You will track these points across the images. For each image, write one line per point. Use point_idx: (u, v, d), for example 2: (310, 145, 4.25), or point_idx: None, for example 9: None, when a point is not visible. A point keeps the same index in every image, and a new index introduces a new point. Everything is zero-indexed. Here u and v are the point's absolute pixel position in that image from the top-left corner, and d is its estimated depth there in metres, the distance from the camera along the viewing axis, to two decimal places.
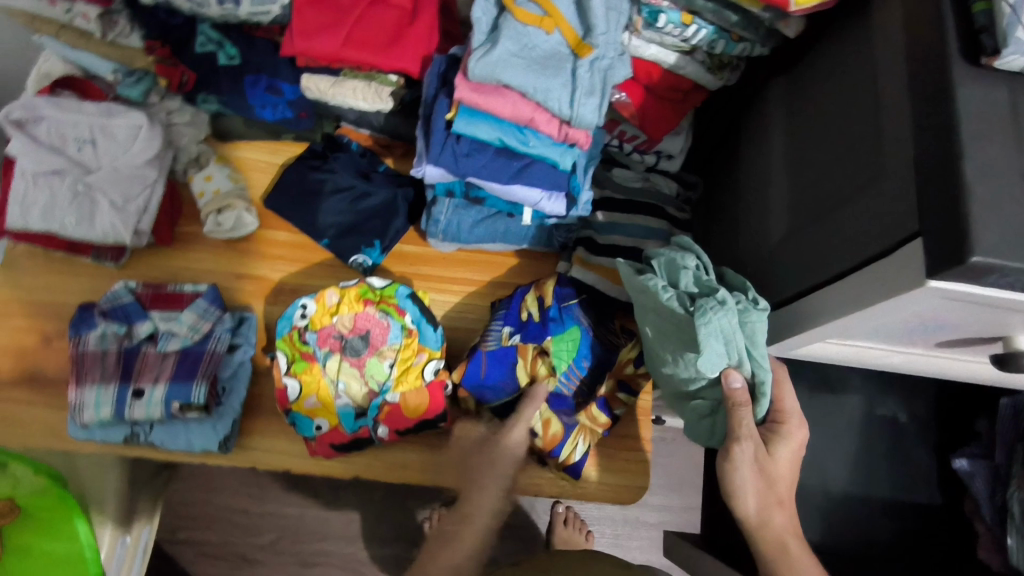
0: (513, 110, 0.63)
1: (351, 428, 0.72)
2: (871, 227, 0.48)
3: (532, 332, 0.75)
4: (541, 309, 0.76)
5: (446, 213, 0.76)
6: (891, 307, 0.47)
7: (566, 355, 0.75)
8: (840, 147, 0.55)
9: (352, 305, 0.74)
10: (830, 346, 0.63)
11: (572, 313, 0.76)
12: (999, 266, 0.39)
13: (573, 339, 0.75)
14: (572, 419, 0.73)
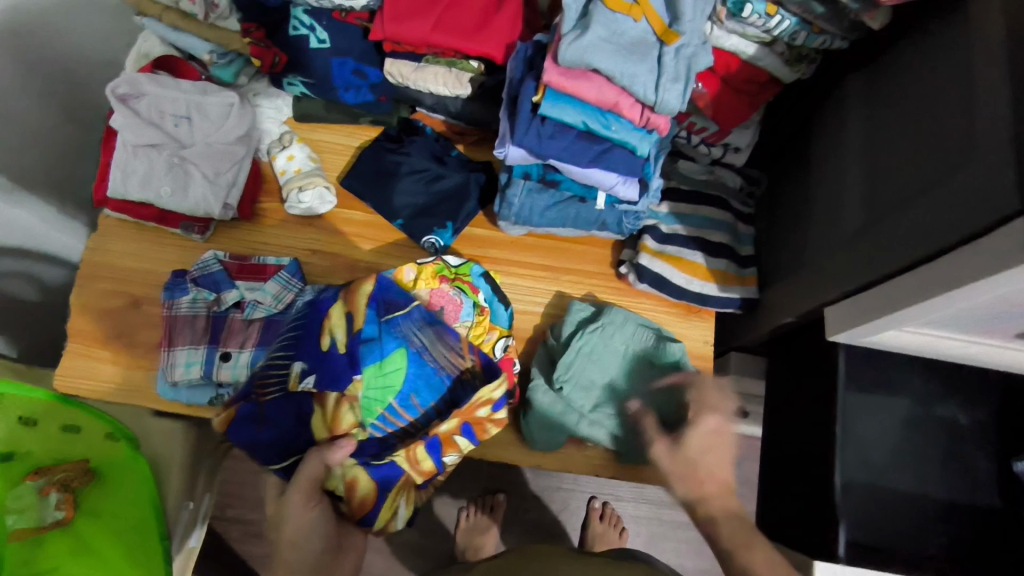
0: (598, 94, 0.65)
1: None
2: (962, 209, 0.49)
3: (330, 362, 0.67)
4: (351, 337, 0.69)
5: (519, 196, 0.78)
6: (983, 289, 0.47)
7: (384, 392, 0.71)
8: (928, 134, 0.56)
9: (429, 281, 0.76)
10: (902, 334, 0.64)
11: (395, 332, 0.71)
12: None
13: (398, 368, 0.71)
14: (383, 465, 0.69)
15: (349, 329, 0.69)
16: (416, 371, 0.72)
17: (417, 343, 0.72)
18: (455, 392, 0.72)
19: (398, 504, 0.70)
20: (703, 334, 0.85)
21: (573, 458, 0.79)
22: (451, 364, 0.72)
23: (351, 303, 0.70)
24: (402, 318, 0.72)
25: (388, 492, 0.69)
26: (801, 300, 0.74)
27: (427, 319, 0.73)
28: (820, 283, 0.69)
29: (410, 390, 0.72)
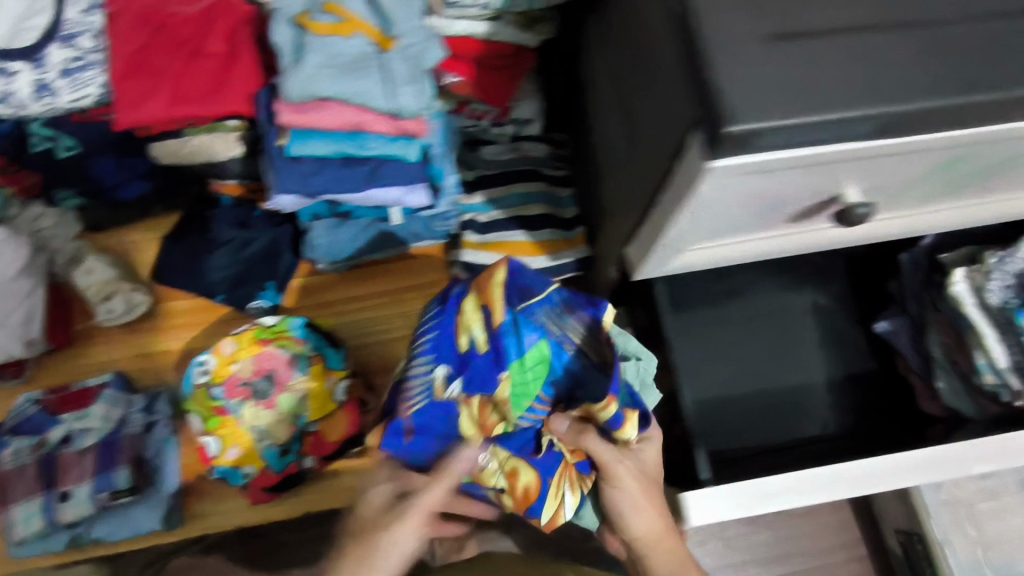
0: (341, 120, 0.64)
1: (277, 467, 0.73)
2: (670, 133, 0.50)
3: (472, 364, 0.57)
4: (490, 331, 0.56)
5: (322, 237, 0.77)
6: (704, 196, 0.50)
7: (531, 388, 0.58)
8: (637, 64, 0.57)
9: (250, 348, 0.74)
10: (699, 256, 0.66)
11: (532, 322, 0.57)
12: (774, 126, 0.41)
13: (535, 361, 0.58)
14: (542, 461, 0.59)
15: (488, 324, 0.56)
16: (557, 360, 0.59)
17: (556, 331, 0.58)
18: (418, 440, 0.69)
19: (564, 497, 0.60)
20: None
21: None
22: (596, 349, 0.59)
23: (489, 295, 0.57)
24: (539, 304, 0.57)
25: (551, 484, 0.59)
26: (613, 249, 0.75)
27: (568, 297, 0.59)
28: (619, 229, 0.70)
29: (556, 378, 0.60)
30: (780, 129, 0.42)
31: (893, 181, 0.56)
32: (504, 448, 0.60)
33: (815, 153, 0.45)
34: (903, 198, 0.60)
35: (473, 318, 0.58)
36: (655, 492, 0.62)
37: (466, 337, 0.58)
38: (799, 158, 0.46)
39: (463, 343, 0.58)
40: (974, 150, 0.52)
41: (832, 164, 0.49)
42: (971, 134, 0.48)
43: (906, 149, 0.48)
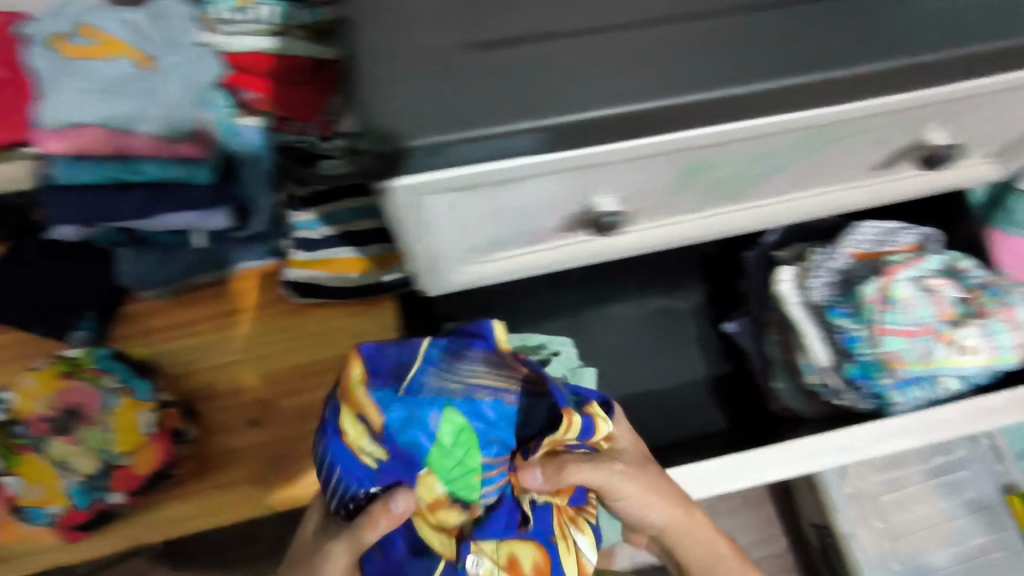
0: (103, 144, 0.62)
1: (84, 504, 0.71)
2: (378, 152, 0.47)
3: (393, 476, 0.53)
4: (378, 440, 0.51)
5: (126, 264, 0.76)
6: (418, 211, 0.51)
7: (467, 461, 0.53)
8: None
9: (51, 384, 0.72)
10: (490, 267, 0.64)
11: (423, 396, 0.52)
12: (431, 143, 0.42)
13: (461, 436, 0.53)
14: (535, 523, 0.54)
15: (371, 433, 0.50)
16: (495, 414, 0.54)
17: (458, 387, 0.53)
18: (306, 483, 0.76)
19: (575, 542, 0.56)
20: (385, 321, 0.82)
21: (287, 494, 0.78)
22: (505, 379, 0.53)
23: (354, 404, 0.50)
24: (422, 371, 0.52)
25: (552, 539, 0.54)
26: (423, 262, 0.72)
27: (450, 350, 0.53)
28: None
29: (489, 433, 0.54)
30: (438, 144, 0.42)
31: (645, 189, 0.54)
32: (489, 538, 0.52)
33: (503, 165, 0.46)
34: (673, 201, 0.59)
35: (354, 433, 0.51)
36: (656, 481, 0.63)
37: (372, 454, 0.52)
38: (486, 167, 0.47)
39: (368, 456, 0.52)
40: (708, 154, 0.52)
41: (548, 176, 0.49)
42: (682, 136, 0.48)
43: (615, 155, 0.48)
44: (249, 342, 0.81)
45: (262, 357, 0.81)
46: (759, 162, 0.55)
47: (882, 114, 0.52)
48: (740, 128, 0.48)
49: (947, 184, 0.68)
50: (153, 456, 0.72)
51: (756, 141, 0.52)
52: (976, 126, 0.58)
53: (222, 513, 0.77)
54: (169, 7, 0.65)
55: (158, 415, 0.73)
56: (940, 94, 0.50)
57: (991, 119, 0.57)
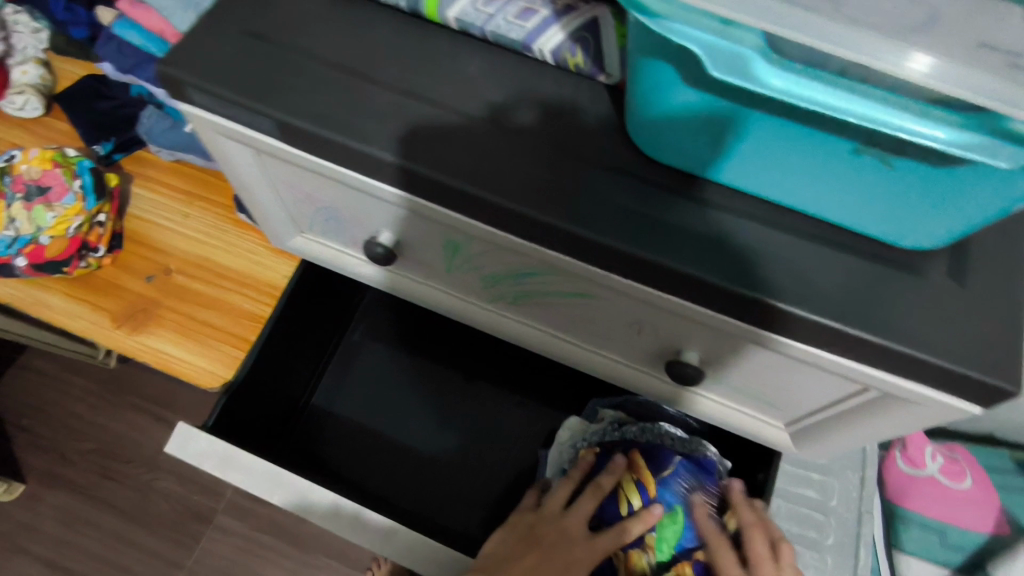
0: (148, 22, 0.81)
1: (1, 252, 0.89)
2: None
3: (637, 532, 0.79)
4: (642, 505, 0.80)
5: (149, 119, 0.97)
6: (234, 162, 0.61)
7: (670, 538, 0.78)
8: None
9: (44, 162, 0.92)
10: (317, 245, 0.74)
11: (668, 490, 0.80)
12: (195, 86, 0.51)
13: (672, 523, 0.78)
14: None
15: (638, 495, 0.80)
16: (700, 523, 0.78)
17: (686, 495, 0.80)
18: (203, 332, 0.91)
19: None
20: (282, 270, 0.95)
21: (124, 341, 0.90)
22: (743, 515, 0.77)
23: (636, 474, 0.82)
24: (672, 475, 0.82)
25: None
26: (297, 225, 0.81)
27: (693, 469, 0.83)
28: None
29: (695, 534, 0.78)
30: (200, 89, 0.51)
31: (424, 244, 0.62)
32: None
33: (274, 149, 0.55)
34: (462, 277, 0.66)
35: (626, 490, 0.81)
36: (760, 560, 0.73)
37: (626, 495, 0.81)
38: (269, 146, 0.55)
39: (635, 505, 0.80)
40: (468, 243, 0.58)
41: (314, 173, 0.57)
42: (421, 203, 0.54)
43: (376, 190, 0.55)
44: (189, 222, 0.98)
45: (189, 236, 0.97)
46: (521, 278, 0.59)
47: (622, 290, 0.53)
48: (467, 222, 0.54)
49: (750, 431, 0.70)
50: (64, 248, 0.89)
51: (509, 254, 0.56)
52: (744, 370, 0.59)
53: (77, 322, 0.91)
54: None
55: (89, 227, 0.91)
56: (653, 294, 0.52)
57: (761, 372, 0.58)
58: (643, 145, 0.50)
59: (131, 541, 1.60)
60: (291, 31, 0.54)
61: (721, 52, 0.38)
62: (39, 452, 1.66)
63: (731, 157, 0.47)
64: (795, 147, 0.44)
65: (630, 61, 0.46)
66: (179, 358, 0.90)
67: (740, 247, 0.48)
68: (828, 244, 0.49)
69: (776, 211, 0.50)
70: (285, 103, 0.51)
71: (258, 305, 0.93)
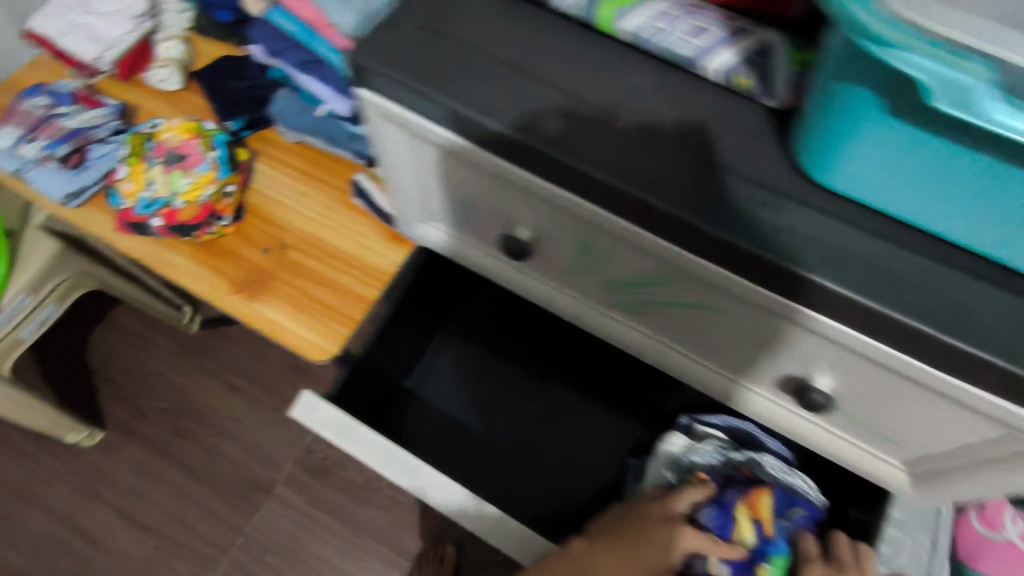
0: (303, 13, 0.87)
1: (141, 212, 0.96)
2: None
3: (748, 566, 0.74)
4: (757, 537, 0.76)
5: (281, 99, 1.01)
6: (391, 144, 0.65)
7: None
8: None
9: (185, 132, 0.99)
10: (437, 234, 0.77)
11: (783, 536, 0.78)
12: (381, 72, 0.54)
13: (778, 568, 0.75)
14: None
15: (756, 529, 0.77)
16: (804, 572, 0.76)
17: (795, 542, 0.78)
18: (312, 307, 0.96)
19: None
20: (392, 257, 0.99)
21: (241, 306, 0.96)
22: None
23: (757, 508, 0.78)
24: (789, 520, 0.80)
25: None
26: None
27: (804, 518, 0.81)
28: None
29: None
30: (385, 75, 0.55)
31: (554, 241, 0.64)
32: None
33: (437, 138, 0.59)
34: (583, 276, 0.68)
35: (744, 519, 0.76)
36: None
37: (742, 524, 0.76)
38: (433, 135, 0.59)
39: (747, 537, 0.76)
40: (605, 242, 0.60)
41: (469, 165, 0.60)
42: (570, 202, 0.57)
43: (529, 185, 0.58)
44: (304, 200, 1.03)
45: (303, 213, 1.02)
46: (648, 287, 0.61)
47: (759, 305, 0.55)
48: (615, 225, 0.56)
49: (857, 462, 0.71)
50: (196, 214, 0.96)
51: (643, 258, 0.59)
52: (866, 398, 0.61)
53: (198, 283, 0.98)
54: None
55: (219, 196, 0.97)
56: (796, 312, 0.53)
57: (882, 400, 0.60)
58: (809, 168, 0.52)
59: (197, 499, 1.68)
60: (470, 26, 0.56)
61: (951, 81, 0.40)
62: (121, 404, 1.75)
63: (904, 185, 0.48)
64: (975, 183, 0.45)
65: (820, 87, 0.48)
66: (288, 328, 0.95)
67: (896, 274, 0.49)
68: (984, 280, 0.49)
69: (935, 243, 0.51)
70: (465, 95, 0.53)
71: (366, 288, 0.97)
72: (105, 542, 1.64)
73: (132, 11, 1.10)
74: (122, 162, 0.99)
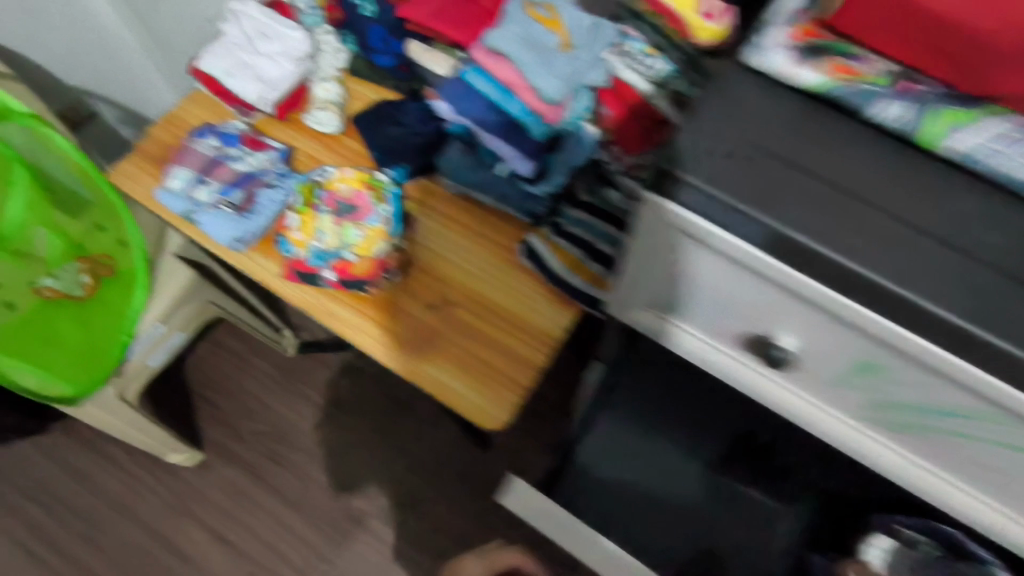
0: (502, 75, 0.85)
1: (313, 262, 0.95)
2: None
3: None
4: None
5: (452, 154, 1.01)
6: (648, 239, 0.61)
7: None
8: None
9: (358, 182, 0.98)
10: (654, 320, 0.73)
11: None
12: (694, 185, 0.51)
13: None
14: None
15: None
16: None
17: None
18: (482, 371, 0.94)
19: None
20: (558, 319, 0.96)
21: (412, 365, 0.94)
22: None
23: None
24: None
25: None
26: None
27: None
28: None
29: None
30: (697, 189, 0.51)
31: (823, 353, 0.61)
32: None
33: (723, 245, 0.55)
34: (839, 388, 0.64)
35: None
36: None
37: None
38: (723, 244, 0.55)
39: None
40: (897, 364, 0.56)
41: (750, 275, 0.57)
42: (874, 325, 0.53)
43: (825, 304, 0.54)
44: (468, 257, 1.01)
45: (469, 270, 1.00)
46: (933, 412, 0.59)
47: None
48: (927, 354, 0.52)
49: None
50: (370, 268, 0.95)
51: (939, 387, 0.55)
52: None
53: (364, 338, 0.95)
54: (605, 27, 0.84)
55: (391, 249, 0.96)
56: None
57: None
58: None
59: (290, 527, 1.66)
60: (781, 138, 0.52)
61: None
62: (218, 425, 1.75)
63: None
64: None
65: None
66: (457, 391, 0.93)
67: None
68: None
69: None
70: (787, 216, 0.50)
71: (536, 354, 0.95)
72: (197, 566, 1.62)
73: (295, 54, 1.10)
74: (292, 208, 0.99)
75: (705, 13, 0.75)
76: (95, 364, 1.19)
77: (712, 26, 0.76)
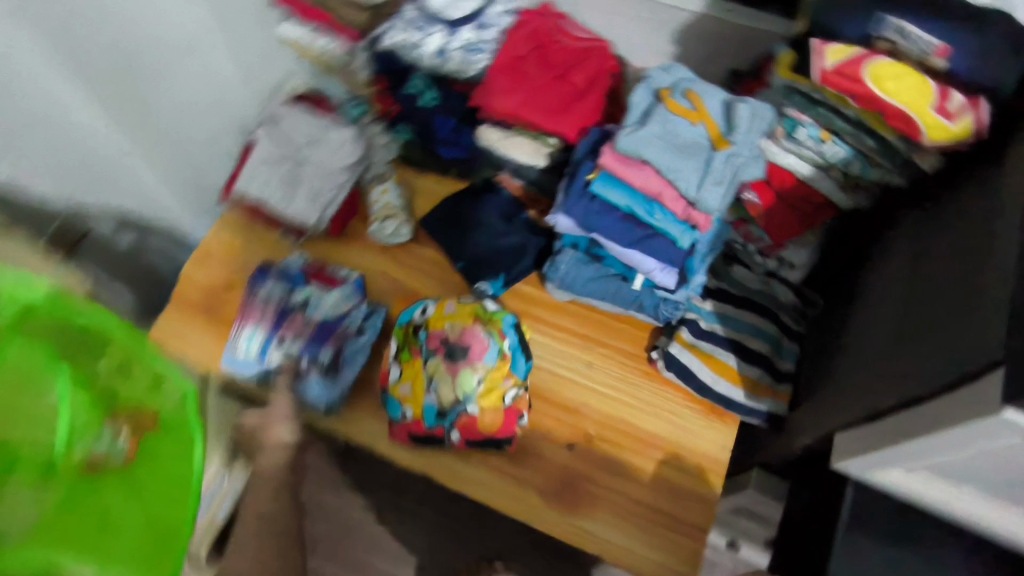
0: (645, 183, 0.70)
1: (430, 423, 0.80)
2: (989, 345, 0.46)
3: None
4: None
5: (566, 263, 0.85)
6: (965, 438, 0.47)
7: None
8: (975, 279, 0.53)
9: (465, 318, 0.83)
10: (907, 481, 0.59)
11: None
12: None
13: None
14: None
15: None
16: None
17: None
18: (646, 516, 0.81)
19: None
20: (718, 440, 0.84)
21: (560, 522, 0.81)
22: None
23: None
24: None
25: None
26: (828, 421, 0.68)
27: None
28: (846, 403, 0.65)
29: None
30: None
31: None
32: None
33: None
34: None
35: None
36: None
37: None
38: None
39: None
40: None
41: None
42: None
43: None
44: (596, 374, 0.88)
45: (601, 391, 0.87)
46: None
47: None
48: None
49: None
50: (501, 421, 0.80)
51: None
52: None
53: (499, 497, 0.82)
54: (759, 109, 0.70)
55: (519, 394, 0.82)
56: None
57: None
58: None
59: None
60: None
61: None
62: None
63: None
64: None
65: None
66: (620, 545, 0.80)
67: None
68: None
69: None
70: None
71: (699, 483, 0.82)
72: None
73: (346, 158, 0.93)
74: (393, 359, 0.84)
75: (944, 108, 0.60)
76: (186, 517, 0.44)
77: (954, 125, 0.60)
